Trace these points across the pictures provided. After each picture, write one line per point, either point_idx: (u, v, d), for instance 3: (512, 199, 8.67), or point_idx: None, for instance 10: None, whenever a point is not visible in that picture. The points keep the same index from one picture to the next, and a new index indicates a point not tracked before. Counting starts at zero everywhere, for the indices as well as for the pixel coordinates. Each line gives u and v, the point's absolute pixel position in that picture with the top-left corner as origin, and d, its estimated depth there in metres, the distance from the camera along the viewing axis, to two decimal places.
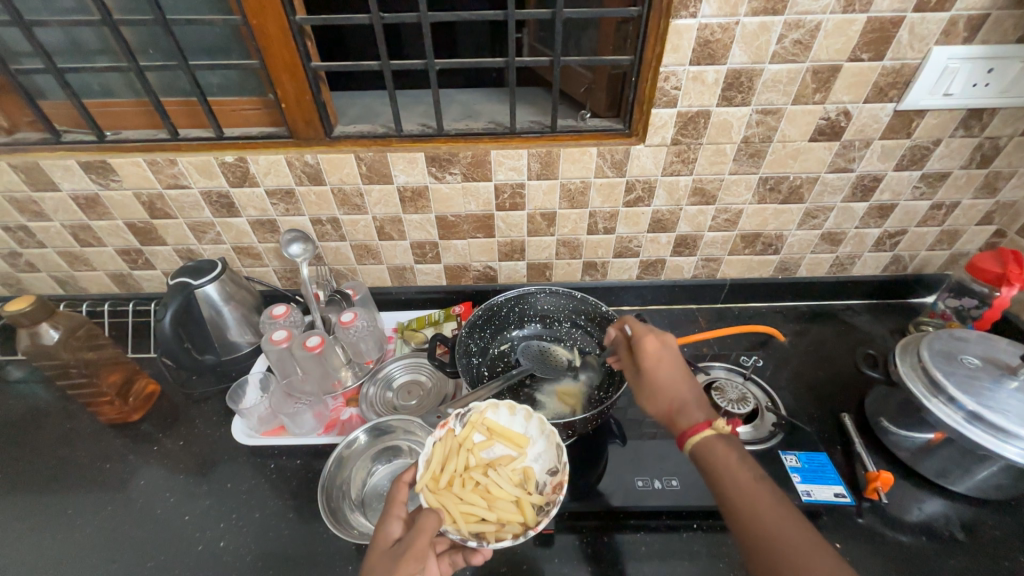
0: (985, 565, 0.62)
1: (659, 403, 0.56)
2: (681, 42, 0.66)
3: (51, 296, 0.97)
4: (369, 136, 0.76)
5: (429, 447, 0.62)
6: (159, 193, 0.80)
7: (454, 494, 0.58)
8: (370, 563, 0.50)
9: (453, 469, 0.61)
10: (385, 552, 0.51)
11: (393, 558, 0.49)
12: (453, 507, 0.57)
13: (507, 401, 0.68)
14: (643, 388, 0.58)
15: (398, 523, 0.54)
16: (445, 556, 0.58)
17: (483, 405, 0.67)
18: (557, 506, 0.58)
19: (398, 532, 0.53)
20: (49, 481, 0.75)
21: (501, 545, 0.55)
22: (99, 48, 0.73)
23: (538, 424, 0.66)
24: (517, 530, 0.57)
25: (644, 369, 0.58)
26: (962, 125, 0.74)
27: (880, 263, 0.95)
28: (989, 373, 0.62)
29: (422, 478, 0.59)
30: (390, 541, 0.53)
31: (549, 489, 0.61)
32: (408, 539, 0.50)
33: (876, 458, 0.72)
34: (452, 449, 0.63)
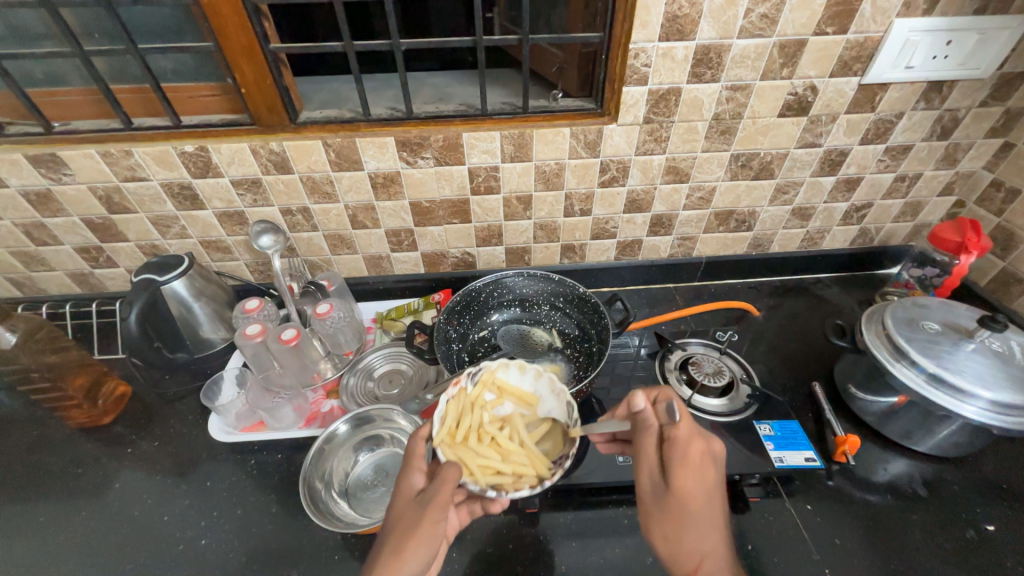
0: (945, 518, 0.65)
1: (687, 550, 0.49)
2: (650, 18, 0.65)
3: (8, 298, 0.92)
4: (336, 121, 0.74)
5: (443, 404, 0.62)
6: (116, 186, 0.76)
7: (471, 449, 0.58)
8: (397, 512, 0.53)
9: (469, 425, 0.61)
10: (411, 502, 0.53)
11: (419, 509, 0.51)
12: (471, 461, 0.57)
13: (518, 360, 0.68)
14: (666, 520, 0.50)
15: (421, 474, 0.55)
16: (463, 506, 0.61)
17: (495, 364, 0.67)
18: (571, 459, 0.59)
19: (420, 483, 0.55)
20: (17, 490, 0.72)
21: (520, 495, 0.55)
22: (39, 33, 0.68)
23: (548, 382, 0.67)
24: (533, 482, 0.58)
25: (680, 488, 0.49)
26: (923, 98, 0.76)
27: (848, 236, 0.97)
28: (948, 337, 0.64)
29: (440, 432, 0.59)
30: (414, 491, 0.54)
31: (561, 445, 0.62)
32: (432, 489, 0.51)
33: (845, 423, 0.75)
34: (467, 406, 0.63)
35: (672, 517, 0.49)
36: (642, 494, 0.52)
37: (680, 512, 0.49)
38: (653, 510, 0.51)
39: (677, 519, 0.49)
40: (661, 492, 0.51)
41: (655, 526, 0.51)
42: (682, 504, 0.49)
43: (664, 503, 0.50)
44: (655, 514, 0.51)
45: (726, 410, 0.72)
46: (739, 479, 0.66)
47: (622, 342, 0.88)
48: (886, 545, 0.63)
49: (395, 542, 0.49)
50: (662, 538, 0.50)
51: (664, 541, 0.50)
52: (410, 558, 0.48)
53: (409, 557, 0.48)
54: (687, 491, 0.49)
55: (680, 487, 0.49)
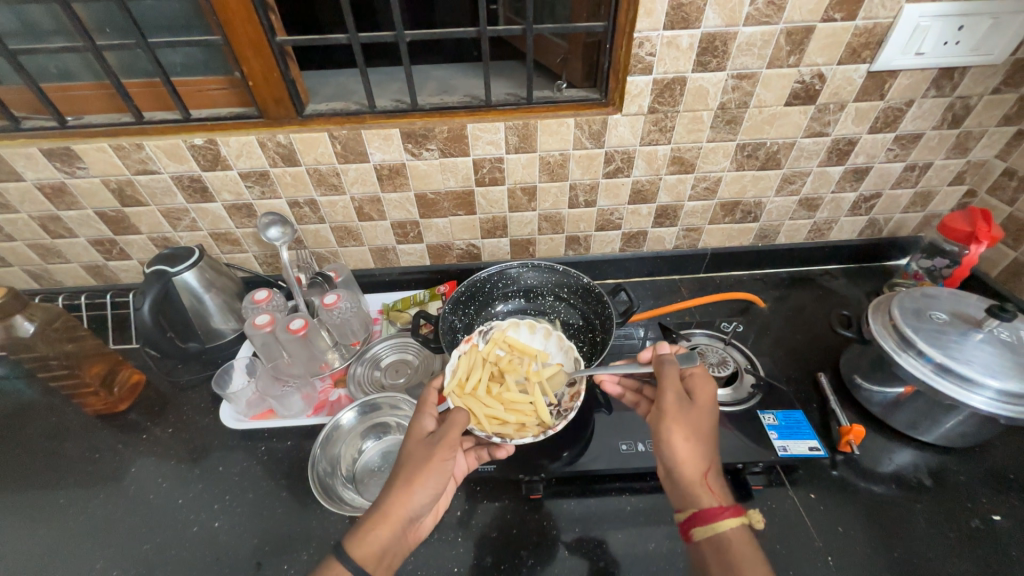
0: (950, 508, 0.65)
1: (703, 451, 0.54)
2: (654, 6, 0.65)
3: (26, 290, 0.95)
4: (342, 113, 0.74)
5: (455, 359, 0.68)
6: (128, 179, 0.78)
7: (479, 399, 0.63)
8: (406, 451, 0.56)
9: (479, 377, 0.65)
10: (421, 442, 0.56)
11: (430, 447, 0.55)
12: (478, 409, 0.62)
13: (527, 320, 0.74)
14: (692, 422, 0.56)
15: (431, 419, 0.59)
16: (472, 452, 0.67)
17: (506, 325, 0.74)
18: (573, 410, 0.63)
19: (431, 427, 0.59)
20: (38, 474, 0.75)
21: (522, 440, 0.59)
22: (53, 28, 0.70)
23: (556, 340, 0.73)
24: (537, 430, 0.62)
25: (703, 400, 0.58)
26: (934, 85, 0.75)
27: (856, 227, 0.96)
28: (956, 327, 0.64)
29: (449, 384, 0.64)
30: (424, 433, 0.58)
31: (567, 399, 0.66)
32: (442, 433, 0.56)
33: (851, 414, 0.75)
34: (477, 360, 0.68)
35: (696, 420, 0.56)
36: (669, 402, 0.57)
37: (702, 418, 0.56)
38: (678, 414, 0.56)
39: (700, 423, 0.56)
40: (685, 402, 0.58)
41: (679, 427, 0.55)
42: (705, 411, 0.57)
43: (691, 409, 0.56)
44: (680, 417, 0.56)
45: (730, 400, 0.72)
46: (742, 468, 0.66)
47: (626, 332, 0.88)
48: (890, 533, 0.63)
49: (408, 474, 0.53)
50: (682, 438, 0.54)
51: (686, 441, 0.54)
52: (421, 489, 0.53)
53: (420, 487, 0.53)
54: (709, 402, 0.58)
55: (703, 398, 0.58)
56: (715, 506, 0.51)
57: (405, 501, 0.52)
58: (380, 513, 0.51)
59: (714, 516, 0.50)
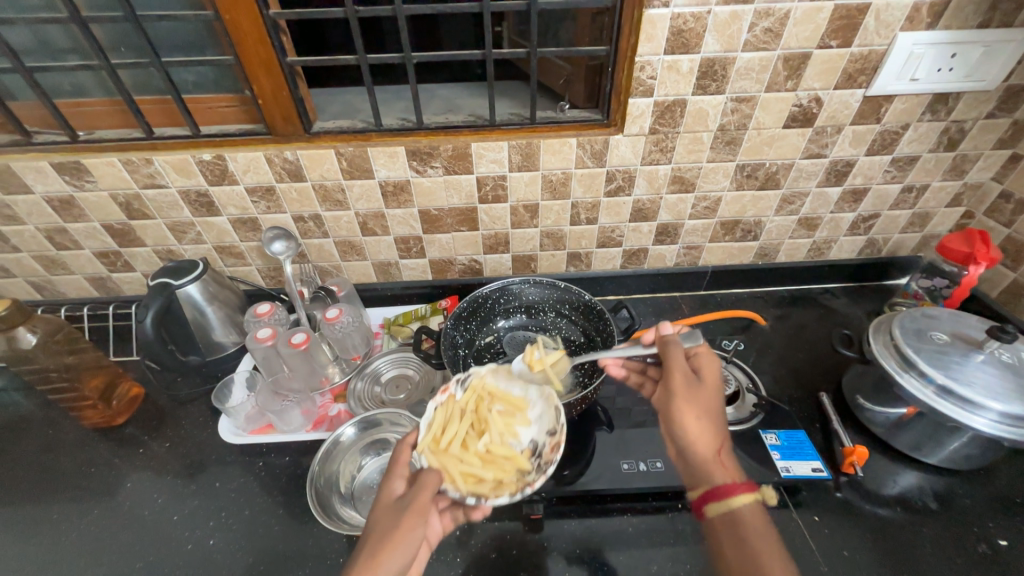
0: (956, 533, 0.64)
1: (714, 430, 0.56)
2: (655, 32, 0.66)
3: (28, 301, 0.95)
4: (348, 131, 0.76)
5: (430, 411, 0.63)
6: (136, 193, 0.79)
7: (454, 456, 0.58)
8: (372, 519, 0.53)
9: (455, 431, 0.60)
10: (388, 509, 0.53)
11: (398, 513, 0.52)
12: (453, 467, 0.57)
13: (507, 365, 0.69)
14: (701, 403, 0.57)
15: (401, 482, 0.56)
16: (447, 512, 0.61)
17: (485, 369, 0.68)
18: (552, 465, 0.59)
19: (400, 490, 0.56)
20: (32, 489, 0.74)
21: (499, 501, 0.55)
22: (69, 47, 0.72)
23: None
24: (514, 488, 0.58)
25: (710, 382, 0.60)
26: (929, 110, 0.77)
27: (856, 247, 0.97)
28: (957, 348, 0.64)
29: (423, 440, 0.60)
30: (393, 498, 0.55)
31: (546, 449, 0.61)
32: (411, 497, 0.53)
33: (854, 435, 0.75)
34: (454, 412, 0.63)
35: (706, 401, 0.58)
36: (680, 383, 0.58)
37: (710, 398, 0.58)
38: (689, 394, 0.58)
39: (709, 404, 0.58)
40: (694, 382, 0.59)
41: (691, 407, 0.57)
42: (713, 392, 0.59)
43: (701, 390, 0.58)
44: (692, 397, 0.57)
45: (734, 419, 0.71)
46: None
47: None
48: (896, 558, 0.62)
49: (373, 545, 0.50)
50: (695, 418, 0.56)
51: (698, 421, 0.56)
52: (387, 561, 0.49)
53: (386, 559, 0.49)
54: (715, 382, 0.60)
55: (710, 379, 0.60)
56: (729, 483, 0.53)
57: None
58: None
59: (729, 492, 0.52)
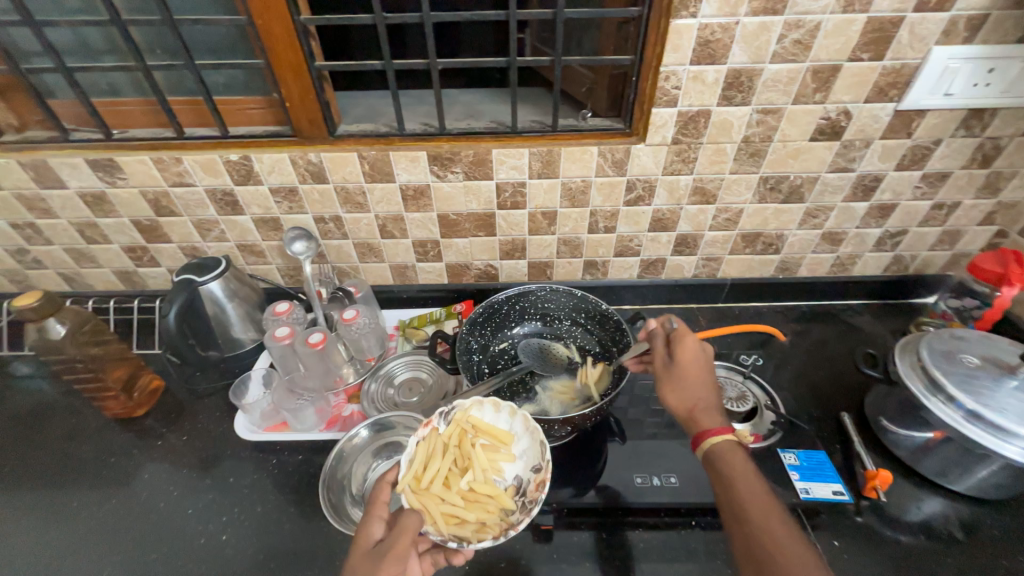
0: (984, 565, 0.62)
1: (687, 392, 0.62)
2: (681, 42, 0.66)
3: (58, 292, 0.98)
4: (371, 135, 0.77)
5: (412, 446, 0.62)
6: (164, 191, 0.81)
7: (436, 496, 0.58)
8: (350, 564, 0.52)
9: (436, 469, 0.60)
10: (366, 553, 0.52)
11: (376, 558, 0.51)
12: (434, 508, 0.57)
13: (492, 398, 0.68)
14: (675, 376, 0.64)
15: (380, 525, 0.56)
16: (426, 555, 0.57)
17: (468, 403, 0.67)
18: (535, 506, 0.59)
19: (378, 533, 0.55)
20: (53, 476, 0.76)
21: (481, 546, 0.56)
22: (108, 48, 0.74)
23: (521, 422, 0.66)
24: (497, 530, 0.58)
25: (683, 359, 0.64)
26: (963, 125, 0.75)
27: (881, 263, 0.95)
28: (989, 372, 0.62)
29: (405, 478, 0.59)
30: (372, 541, 0.54)
31: (530, 488, 0.62)
32: (391, 539, 0.52)
33: (876, 457, 0.72)
34: (437, 448, 0.62)
35: (680, 372, 0.63)
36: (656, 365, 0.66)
37: (685, 369, 0.63)
38: (663, 371, 0.65)
39: (683, 375, 0.63)
40: (668, 364, 0.65)
41: (666, 381, 0.64)
42: (684, 366, 0.64)
43: (671, 368, 0.64)
44: (663, 378, 0.65)
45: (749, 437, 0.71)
46: None
47: None
48: None
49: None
50: (670, 393, 0.63)
51: (672, 391, 0.63)
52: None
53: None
54: (690, 355, 0.64)
55: (683, 354, 0.64)
56: (702, 430, 0.59)
57: None
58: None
59: (702, 439, 0.58)
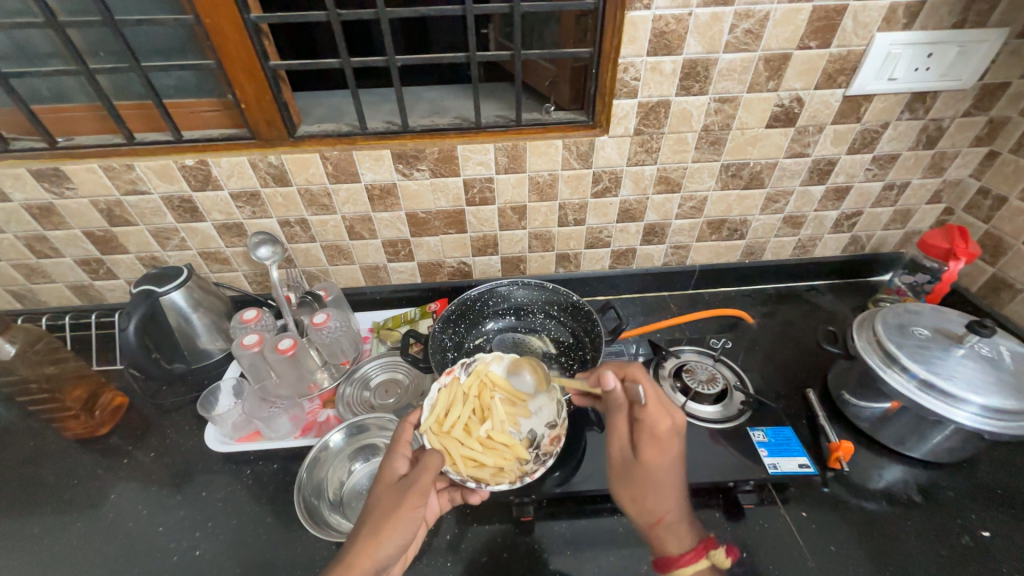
0: (940, 525, 0.65)
1: (650, 506, 0.57)
2: (638, 34, 0.67)
3: (7, 310, 0.93)
4: (333, 135, 0.75)
5: (434, 394, 0.68)
6: (117, 200, 0.78)
7: (456, 439, 0.63)
8: (378, 495, 0.56)
9: (457, 414, 0.65)
10: (391, 486, 0.56)
11: (400, 492, 0.54)
12: (454, 450, 0.61)
13: (511, 356, 0.73)
14: (635, 484, 0.58)
15: (404, 461, 0.59)
16: (444, 493, 0.65)
17: (489, 358, 0.73)
18: (551, 457, 0.63)
19: (402, 469, 0.58)
20: (12, 502, 0.72)
21: (497, 487, 0.59)
22: (48, 52, 0.71)
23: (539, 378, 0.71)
24: (513, 476, 0.62)
25: (643, 463, 0.57)
26: (908, 109, 0.78)
27: (840, 244, 0.98)
28: (939, 343, 0.65)
29: (427, 421, 0.64)
30: (396, 477, 0.57)
31: (545, 441, 0.66)
32: (414, 476, 0.55)
33: (840, 430, 0.75)
34: (458, 396, 0.67)
35: (640, 480, 0.57)
36: (612, 461, 0.60)
37: (649, 478, 0.57)
38: (621, 473, 0.59)
39: (646, 481, 0.57)
40: (628, 460, 0.58)
41: (624, 488, 0.59)
42: (645, 475, 0.57)
43: (632, 470, 0.58)
44: (622, 477, 0.59)
45: (720, 417, 0.72)
46: (733, 486, 0.66)
47: (617, 350, 0.89)
48: (882, 551, 0.63)
49: (375, 523, 0.53)
50: (628, 497, 0.58)
51: (631, 500, 0.58)
52: (387, 539, 0.52)
53: (387, 536, 0.52)
54: (651, 460, 0.57)
55: (647, 457, 0.57)
56: (668, 554, 0.55)
57: (372, 552, 0.51)
58: (344, 563, 0.50)
59: (668, 566, 0.55)
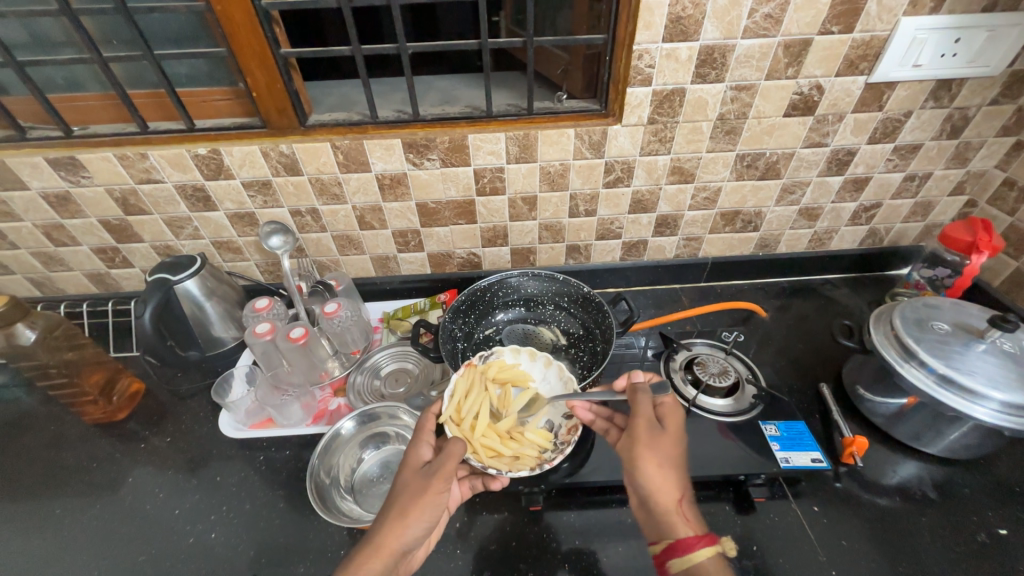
0: (956, 522, 0.64)
1: (675, 479, 0.55)
2: (653, 19, 0.65)
3: (28, 297, 0.95)
4: (344, 124, 0.75)
5: (454, 384, 0.68)
6: (132, 188, 0.79)
7: (475, 429, 0.63)
8: (403, 479, 0.57)
9: (476, 405, 0.65)
10: (416, 471, 0.57)
11: (424, 478, 0.55)
12: (475, 439, 0.62)
13: (528, 349, 0.74)
14: (662, 453, 0.56)
15: (428, 447, 0.60)
16: (465, 481, 0.64)
17: (505, 350, 0.74)
18: (571, 445, 0.64)
19: (427, 456, 0.59)
20: (35, 484, 0.74)
21: (517, 475, 0.60)
22: (62, 40, 0.71)
23: (556, 370, 0.72)
24: (533, 464, 0.62)
25: (670, 431, 0.58)
26: (932, 96, 0.76)
27: (857, 237, 0.96)
28: (958, 337, 0.63)
29: (446, 410, 0.64)
30: (421, 462, 0.58)
31: (563, 431, 0.66)
32: (438, 462, 0.56)
33: (854, 425, 0.74)
34: (476, 386, 0.68)
35: (668, 449, 0.57)
36: (641, 429, 0.58)
37: (674, 447, 0.57)
38: (649, 442, 0.57)
39: (672, 451, 0.57)
40: (657, 430, 0.58)
41: (653, 455, 0.56)
42: (674, 443, 0.57)
43: (661, 436, 0.57)
44: (652, 446, 0.57)
45: (730, 411, 0.72)
46: (743, 480, 0.66)
47: (627, 342, 0.88)
48: (896, 548, 0.62)
49: (401, 507, 0.54)
50: (656, 469, 0.55)
51: (658, 469, 0.55)
52: (413, 522, 0.53)
53: (413, 519, 0.53)
54: (676, 430, 0.59)
55: (673, 426, 0.59)
56: (690, 538, 0.51)
57: (398, 533, 0.52)
58: (372, 544, 0.51)
59: (691, 547, 0.51)
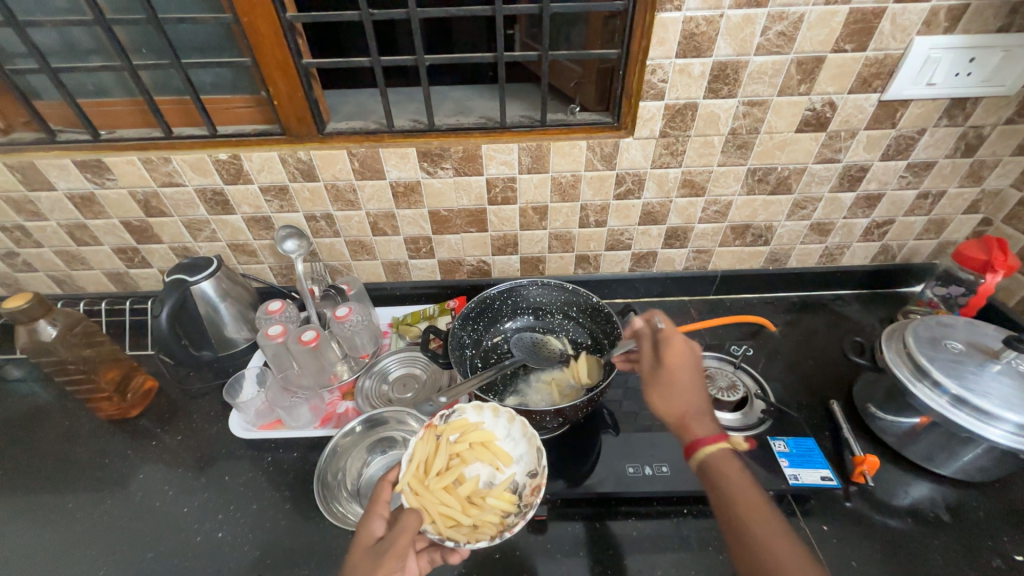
0: (970, 546, 0.63)
1: (676, 397, 0.57)
2: (667, 36, 0.67)
3: (49, 294, 0.98)
4: (361, 132, 0.77)
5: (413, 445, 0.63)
6: (154, 191, 0.81)
7: (435, 495, 0.58)
8: (352, 560, 0.52)
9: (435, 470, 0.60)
10: (367, 550, 0.53)
11: (376, 557, 0.51)
12: (434, 508, 0.57)
13: (490, 403, 0.69)
14: (660, 380, 0.59)
15: (381, 521, 0.56)
16: (424, 553, 0.59)
17: (468, 407, 0.69)
18: (533, 508, 0.59)
19: (379, 531, 0.55)
20: (48, 478, 0.76)
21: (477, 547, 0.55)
22: (92, 48, 0.74)
23: (519, 426, 0.66)
24: (494, 530, 0.58)
25: (664, 357, 0.60)
26: (946, 115, 0.75)
27: (869, 253, 0.96)
28: (973, 357, 0.63)
29: (405, 477, 0.59)
30: (374, 538, 0.54)
31: (526, 492, 0.61)
32: (391, 536, 0.52)
33: (864, 444, 0.73)
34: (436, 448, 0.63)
35: (675, 372, 0.59)
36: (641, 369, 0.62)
37: (671, 370, 0.59)
38: (648, 376, 0.61)
39: (668, 375, 0.59)
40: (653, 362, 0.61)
41: (652, 385, 0.59)
42: (669, 367, 0.59)
43: (656, 366, 0.60)
44: (650, 378, 0.60)
45: (737, 425, 0.71)
46: None
47: None
48: (908, 571, 0.61)
49: None
50: (657, 395, 0.59)
51: (661, 395, 0.58)
52: None
53: None
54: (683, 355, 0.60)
55: (670, 351, 0.60)
56: (697, 440, 0.53)
57: None
58: None
59: (695, 449, 0.52)
